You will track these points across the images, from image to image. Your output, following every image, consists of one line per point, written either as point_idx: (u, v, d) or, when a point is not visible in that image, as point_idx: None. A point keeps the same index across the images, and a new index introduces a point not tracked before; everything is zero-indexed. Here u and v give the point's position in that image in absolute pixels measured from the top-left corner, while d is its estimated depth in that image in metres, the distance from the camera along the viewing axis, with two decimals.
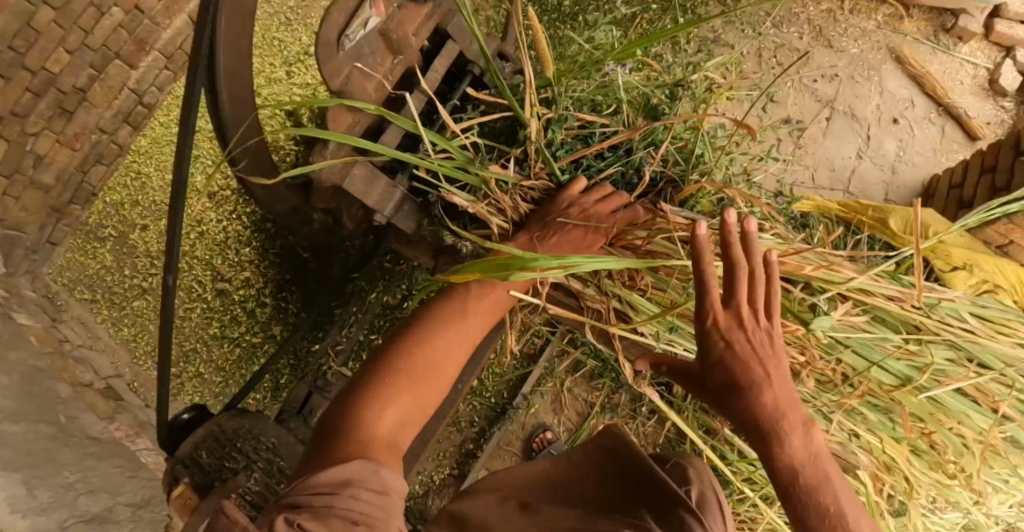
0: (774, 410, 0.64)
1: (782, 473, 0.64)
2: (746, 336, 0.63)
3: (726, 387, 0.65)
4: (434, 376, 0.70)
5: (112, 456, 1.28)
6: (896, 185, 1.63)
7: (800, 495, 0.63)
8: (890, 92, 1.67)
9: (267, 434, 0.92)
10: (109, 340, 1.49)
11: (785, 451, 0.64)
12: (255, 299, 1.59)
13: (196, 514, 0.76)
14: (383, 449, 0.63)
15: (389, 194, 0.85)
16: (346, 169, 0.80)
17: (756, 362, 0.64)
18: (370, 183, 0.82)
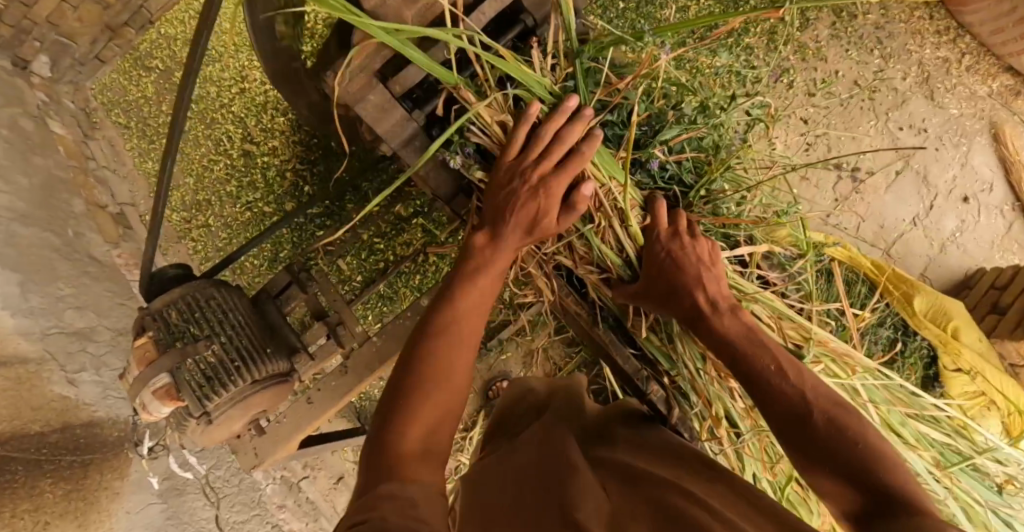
0: (714, 309, 0.82)
1: (742, 366, 0.78)
2: (679, 243, 0.86)
3: (673, 297, 0.85)
4: (450, 376, 0.72)
5: (106, 281, 1.34)
6: (939, 265, 1.52)
7: (765, 381, 0.75)
8: (971, 167, 1.55)
9: (236, 311, 0.87)
10: (132, 169, 1.53)
11: (730, 343, 0.80)
12: (277, 169, 1.59)
13: (153, 366, 0.78)
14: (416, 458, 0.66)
15: (401, 127, 0.74)
16: (362, 90, 0.70)
17: (691, 264, 0.84)
18: (386, 109, 0.72)
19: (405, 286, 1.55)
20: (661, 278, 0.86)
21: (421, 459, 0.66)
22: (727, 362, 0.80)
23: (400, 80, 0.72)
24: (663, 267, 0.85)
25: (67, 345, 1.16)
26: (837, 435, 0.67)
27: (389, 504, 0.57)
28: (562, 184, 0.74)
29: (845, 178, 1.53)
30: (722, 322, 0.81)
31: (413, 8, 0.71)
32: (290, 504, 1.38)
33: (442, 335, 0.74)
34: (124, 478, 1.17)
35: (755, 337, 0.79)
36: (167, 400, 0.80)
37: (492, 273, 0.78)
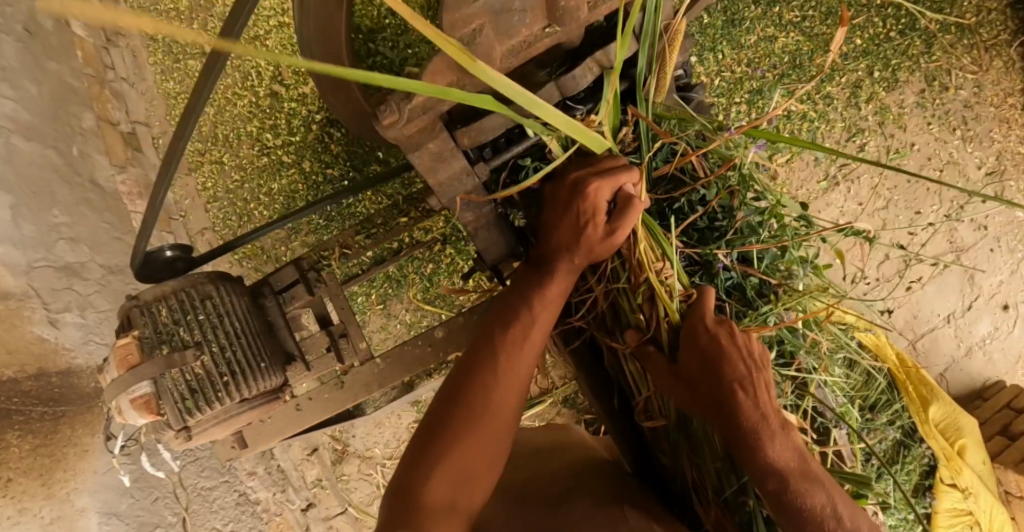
0: (766, 423, 0.68)
1: (789, 502, 0.66)
2: (732, 338, 0.71)
3: (720, 400, 0.69)
4: (485, 422, 0.64)
5: (105, 211, 1.26)
6: (959, 368, 1.48)
7: (819, 524, 0.66)
8: (1021, 277, 1.47)
9: (231, 316, 0.77)
10: (152, 87, 1.38)
11: (781, 469, 0.67)
12: (303, 119, 1.45)
13: (134, 372, 0.69)
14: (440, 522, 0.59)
15: (459, 180, 0.63)
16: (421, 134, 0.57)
17: (743, 364, 0.70)
18: (440, 161, 0.60)
19: (414, 272, 1.43)
20: (705, 369, 0.71)
21: (447, 514, 0.61)
22: (770, 487, 0.67)
23: (471, 133, 0.59)
24: (709, 358, 0.70)
25: (54, 281, 1.09)
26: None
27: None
28: (606, 186, 0.66)
29: (893, 258, 1.45)
30: (774, 444, 0.67)
31: (506, 45, 0.52)
32: (260, 472, 1.35)
33: (481, 371, 0.66)
34: (95, 434, 1.10)
35: (808, 466, 0.68)
36: (145, 412, 0.72)
37: (546, 307, 0.69)
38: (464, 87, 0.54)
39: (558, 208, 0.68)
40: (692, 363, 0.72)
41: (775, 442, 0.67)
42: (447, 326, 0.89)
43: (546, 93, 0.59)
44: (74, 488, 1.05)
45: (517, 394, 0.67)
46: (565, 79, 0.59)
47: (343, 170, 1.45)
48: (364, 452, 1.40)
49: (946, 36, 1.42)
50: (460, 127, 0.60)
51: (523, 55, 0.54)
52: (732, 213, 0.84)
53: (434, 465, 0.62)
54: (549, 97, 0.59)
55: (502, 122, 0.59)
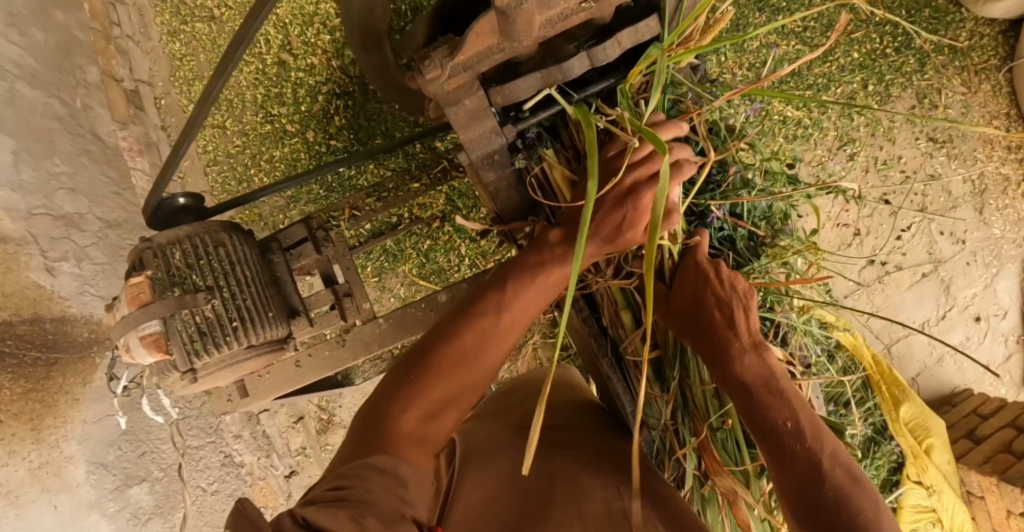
0: (737, 341, 0.71)
1: (755, 418, 0.70)
2: (715, 271, 0.73)
3: (699, 323, 0.73)
4: (479, 361, 0.67)
5: (105, 165, 1.25)
6: (931, 374, 1.54)
7: (780, 440, 0.68)
8: (994, 291, 1.54)
9: (243, 265, 0.78)
10: (158, 47, 1.37)
11: (747, 384, 0.71)
12: (309, 90, 1.45)
13: (148, 309, 0.70)
14: (413, 446, 0.62)
15: (487, 139, 0.65)
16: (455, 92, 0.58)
17: (723, 294, 0.72)
18: (474, 120, 0.62)
19: (411, 247, 1.44)
20: (689, 296, 0.74)
21: (419, 445, 0.63)
22: (740, 405, 0.71)
23: (505, 91, 0.61)
24: (691, 289, 0.74)
25: (52, 230, 1.08)
26: (838, 514, 0.63)
27: (378, 479, 0.56)
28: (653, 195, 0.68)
29: (874, 265, 1.50)
30: (743, 360, 0.71)
31: (545, 15, 0.54)
32: (246, 435, 1.35)
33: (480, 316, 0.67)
34: (86, 384, 1.09)
35: (777, 386, 0.70)
36: (153, 350, 0.72)
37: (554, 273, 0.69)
38: (501, 50, 0.56)
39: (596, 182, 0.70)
40: (677, 292, 0.75)
41: (744, 363, 0.71)
42: (449, 291, 0.91)
43: (578, 61, 0.61)
44: (64, 434, 1.04)
45: (513, 338, 0.69)
46: (596, 49, 0.61)
47: (346, 142, 1.46)
48: (350, 422, 1.41)
49: (939, 56, 1.48)
50: (494, 85, 0.62)
51: (558, 24, 0.56)
52: (728, 167, 0.87)
53: (414, 399, 0.64)
54: (581, 65, 0.62)
55: (535, 84, 0.61)
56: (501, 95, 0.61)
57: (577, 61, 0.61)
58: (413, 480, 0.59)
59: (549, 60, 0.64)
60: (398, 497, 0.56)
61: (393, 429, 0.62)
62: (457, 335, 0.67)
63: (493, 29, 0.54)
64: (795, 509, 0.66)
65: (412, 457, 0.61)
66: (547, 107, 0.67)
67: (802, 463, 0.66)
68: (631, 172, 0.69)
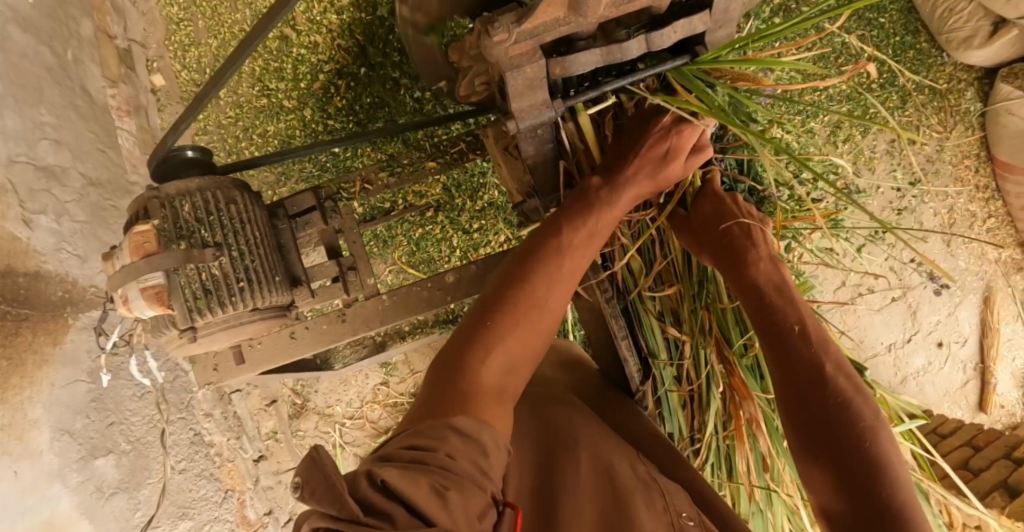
0: (751, 249, 0.75)
1: (771, 322, 0.71)
2: (735, 201, 0.79)
3: (722, 238, 0.76)
4: (542, 315, 0.67)
5: (92, 121, 1.20)
6: (893, 393, 1.61)
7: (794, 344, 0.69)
8: (956, 320, 1.62)
9: (254, 225, 0.76)
10: (154, 9, 1.31)
11: (757, 288, 0.73)
12: (310, 67, 1.40)
13: (160, 258, 0.67)
14: (482, 403, 0.61)
15: (537, 110, 0.64)
16: (520, 58, 0.59)
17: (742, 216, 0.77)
18: (530, 89, 0.62)
19: (403, 234, 1.40)
20: (711, 216, 0.78)
21: (494, 402, 0.62)
22: (755, 310, 0.73)
23: (565, 64, 0.60)
24: (712, 215, 0.78)
25: (33, 182, 1.03)
26: (842, 422, 0.64)
27: (456, 441, 0.55)
28: (694, 132, 0.73)
29: (847, 286, 1.56)
30: (759, 268, 0.74)
31: None
32: (217, 415, 1.31)
33: (536, 271, 0.68)
34: (57, 345, 1.03)
35: (786, 291, 0.73)
36: (152, 303, 0.70)
37: (602, 220, 0.71)
38: (568, 24, 0.57)
39: (635, 134, 0.75)
40: (701, 211, 0.79)
41: (757, 269, 0.74)
42: (459, 272, 0.90)
43: (637, 42, 0.62)
44: (28, 397, 0.97)
45: (569, 291, 0.70)
46: (655, 34, 0.62)
47: (342, 123, 1.42)
48: (324, 409, 1.37)
49: (920, 95, 1.56)
50: (554, 56, 0.61)
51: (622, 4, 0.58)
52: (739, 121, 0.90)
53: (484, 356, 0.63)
54: (637, 48, 0.63)
55: (594, 60, 0.62)
56: (560, 68, 0.61)
57: (636, 45, 0.62)
58: (493, 446, 0.58)
59: (603, 41, 0.65)
60: (477, 463, 0.55)
61: (468, 389, 0.60)
62: (512, 296, 0.66)
63: (564, 3, 0.55)
64: (806, 422, 0.66)
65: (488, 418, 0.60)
66: (599, 90, 0.66)
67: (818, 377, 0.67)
68: (666, 117, 0.73)
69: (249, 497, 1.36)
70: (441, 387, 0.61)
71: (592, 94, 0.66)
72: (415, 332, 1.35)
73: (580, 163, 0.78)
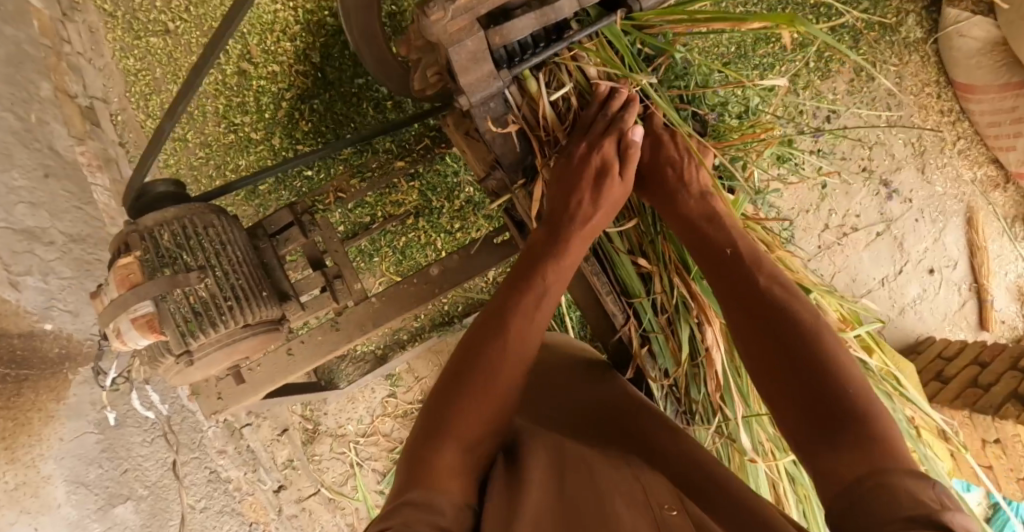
0: (682, 188, 0.78)
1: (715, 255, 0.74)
2: (672, 137, 0.81)
3: (658, 177, 0.80)
4: (500, 366, 0.68)
5: (65, 180, 1.21)
6: (895, 325, 1.63)
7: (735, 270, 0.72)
8: (943, 245, 1.64)
9: (234, 246, 0.77)
10: (110, 63, 1.28)
11: (692, 221, 0.77)
12: (272, 97, 1.40)
13: (148, 286, 0.69)
14: (444, 472, 0.59)
15: (486, 83, 0.65)
16: (458, 35, 0.60)
17: (679, 155, 0.79)
18: (475, 62, 0.63)
19: (387, 245, 1.38)
20: (651, 158, 0.80)
21: (457, 474, 0.60)
22: (696, 241, 0.77)
23: (503, 32, 0.62)
24: (651, 156, 0.81)
25: (15, 244, 1.08)
26: (793, 324, 0.65)
27: (412, 510, 0.54)
28: (610, 144, 0.73)
29: (832, 228, 1.56)
30: (689, 198, 0.78)
31: None
32: (230, 450, 1.32)
33: (489, 342, 0.68)
34: (60, 400, 1.10)
35: (718, 219, 0.76)
36: (147, 332, 0.71)
37: (553, 278, 0.72)
38: None
39: (567, 183, 0.72)
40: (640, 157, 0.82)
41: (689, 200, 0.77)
42: (443, 263, 0.91)
43: (569, 2, 0.64)
44: (40, 454, 1.06)
45: (526, 354, 0.70)
46: None
47: (313, 146, 1.43)
48: (336, 429, 1.36)
49: (872, 33, 1.56)
50: (491, 27, 0.63)
51: None
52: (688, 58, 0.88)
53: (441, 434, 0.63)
54: (569, 6, 0.64)
55: (530, 24, 0.63)
56: (499, 36, 0.62)
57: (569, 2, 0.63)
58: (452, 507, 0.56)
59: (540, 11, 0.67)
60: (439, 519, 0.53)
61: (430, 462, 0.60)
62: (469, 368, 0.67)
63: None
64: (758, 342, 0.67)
65: (450, 487, 0.58)
66: (543, 55, 0.67)
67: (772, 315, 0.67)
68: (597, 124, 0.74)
69: (274, 527, 1.37)
70: (408, 464, 0.61)
71: (536, 60, 0.67)
72: (415, 337, 1.36)
73: (528, 119, 0.75)
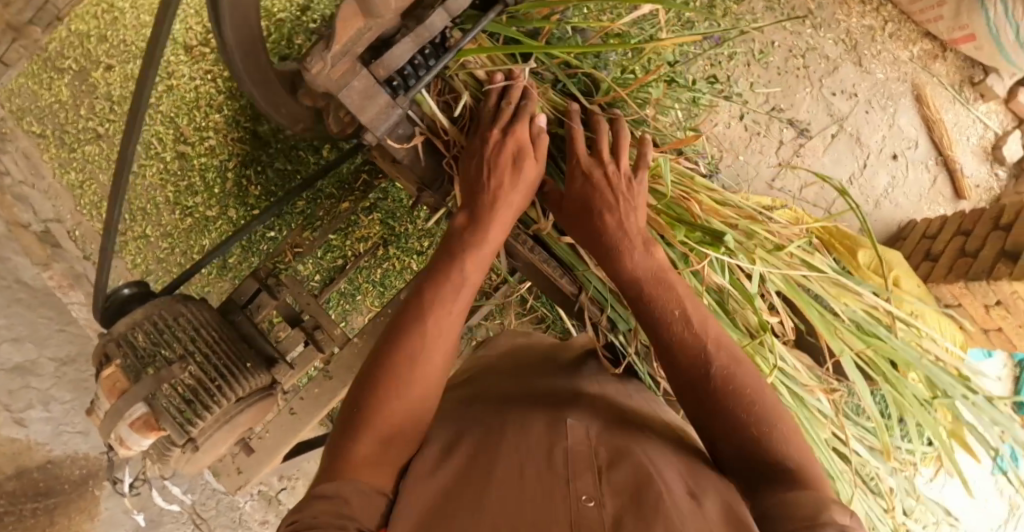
0: (626, 239, 0.69)
1: (648, 309, 0.67)
2: (602, 169, 0.71)
3: (590, 213, 0.70)
4: (427, 357, 0.60)
5: (42, 308, 1.26)
6: (874, 219, 1.64)
7: (669, 329, 0.66)
8: (898, 128, 1.66)
9: (208, 327, 0.79)
10: (53, 182, 1.27)
11: (638, 281, 0.68)
12: (216, 171, 1.40)
13: (133, 390, 0.71)
14: (366, 461, 0.53)
15: (385, 115, 0.62)
16: (344, 77, 0.59)
17: (612, 192, 0.70)
18: (367, 100, 0.60)
19: (367, 281, 1.39)
20: (581, 194, 0.71)
21: (380, 464, 0.54)
22: (630, 301, 0.69)
23: (384, 63, 0.60)
24: (579, 189, 0.71)
25: (9, 385, 1.21)
26: (726, 383, 0.62)
27: (322, 504, 0.48)
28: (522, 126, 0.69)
29: (787, 143, 1.57)
30: (633, 257, 0.68)
31: None
32: (272, 518, 1.35)
33: (409, 325, 0.61)
34: (95, 516, 1.26)
35: (662, 274, 0.68)
36: (146, 431, 0.72)
37: (476, 259, 0.65)
38: (370, 29, 0.58)
39: (475, 165, 0.68)
40: (572, 193, 0.72)
41: (629, 254, 0.68)
42: None
43: (440, 14, 0.62)
44: None
45: (455, 339, 0.63)
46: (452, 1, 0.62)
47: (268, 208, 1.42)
48: None
49: None
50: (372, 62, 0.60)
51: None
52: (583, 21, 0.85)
53: (363, 421, 0.56)
54: (442, 18, 0.62)
55: (409, 47, 0.61)
56: (382, 69, 0.60)
57: (439, 15, 0.61)
58: (365, 501, 0.50)
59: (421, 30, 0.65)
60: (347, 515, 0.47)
61: (347, 451, 0.54)
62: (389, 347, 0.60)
63: (357, 11, 0.56)
64: (685, 387, 0.64)
65: (368, 478, 0.52)
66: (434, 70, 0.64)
67: (702, 364, 0.64)
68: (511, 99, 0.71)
69: None
70: (329, 453, 0.55)
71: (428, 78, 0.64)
72: None
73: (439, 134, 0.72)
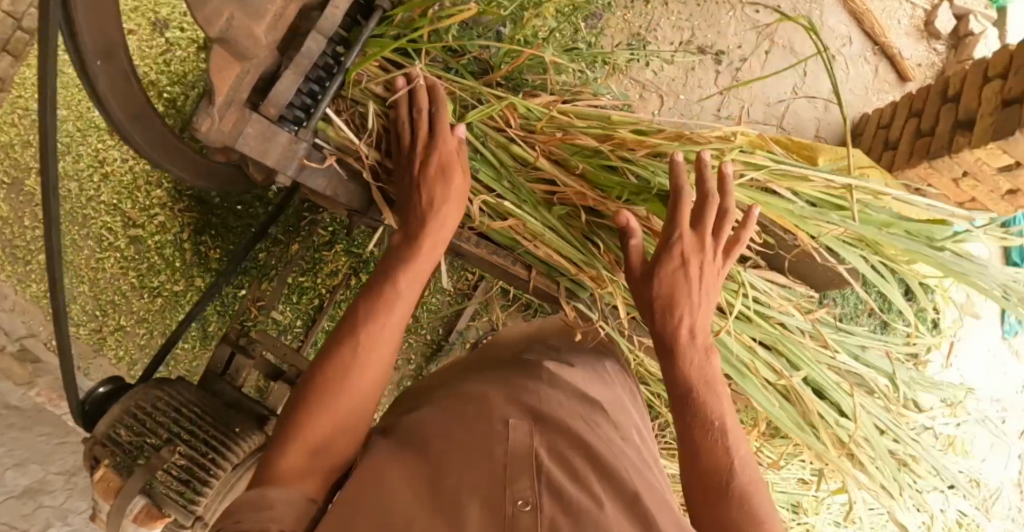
0: (691, 343, 0.67)
1: (691, 408, 0.66)
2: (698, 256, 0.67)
3: (672, 300, 0.66)
4: (360, 375, 0.62)
5: (37, 424, 1.25)
6: (828, 123, 1.63)
7: (707, 433, 0.66)
8: (828, 29, 1.65)
9: (187, 404, 0.80)
10: (17, 300, 1.21)
11: (689, 383, 0.67)
12: (172, 245, 1.34)
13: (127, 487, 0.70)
14: (292, 472, 0.56)
15: (290, 152, 0.61)
16: (236, 127, 0.57)
17: (698, 289, 0.67)
18: (268, 142, 0.59)
19: None
20: (670, 286, 0.66)
21: (307, 476, 0.57)
22: (675, 398, 0.68)
23: (272, 102, 0.59)
24: (669, 273, 0.66)
25: (20, 509, 1.23)
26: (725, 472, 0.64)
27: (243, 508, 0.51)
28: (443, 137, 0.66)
29: (724, 71, 1.55)
30: (691, 360, 0.67)
31: (264, 24, 0.55)
32: None
33: (343, 344, 0.63)
34: None
35: (708, 380, 0.68)
36: (151, 521, 0.72)
37: (408, 281, 0.66)
38: (249, 72, 0.57)
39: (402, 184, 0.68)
40: (660, 273, 0.66)
41: (689, 358, 0.67)
42: None
43: (313, 40, 0.60)
44: None
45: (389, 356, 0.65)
46: (321, 22, 0.60)
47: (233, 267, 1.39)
48: None
49: None
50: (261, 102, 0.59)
51: (280, 23, 0.58)
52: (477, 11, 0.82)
53: (295, 434, 0.58)
54: (318, 42, 0.60)
55: (292, 80, 0.60)
56: (270, 108, 0.59)
57: (313, 41, 0.60)
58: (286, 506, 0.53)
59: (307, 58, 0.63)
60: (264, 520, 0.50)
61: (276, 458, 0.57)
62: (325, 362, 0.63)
63: (228, 57, 0.54)
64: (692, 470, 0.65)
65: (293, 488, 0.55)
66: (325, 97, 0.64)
67: (709, 453, 0.65)
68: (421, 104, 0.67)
69: None
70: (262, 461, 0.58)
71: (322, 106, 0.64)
72: None
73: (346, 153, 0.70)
